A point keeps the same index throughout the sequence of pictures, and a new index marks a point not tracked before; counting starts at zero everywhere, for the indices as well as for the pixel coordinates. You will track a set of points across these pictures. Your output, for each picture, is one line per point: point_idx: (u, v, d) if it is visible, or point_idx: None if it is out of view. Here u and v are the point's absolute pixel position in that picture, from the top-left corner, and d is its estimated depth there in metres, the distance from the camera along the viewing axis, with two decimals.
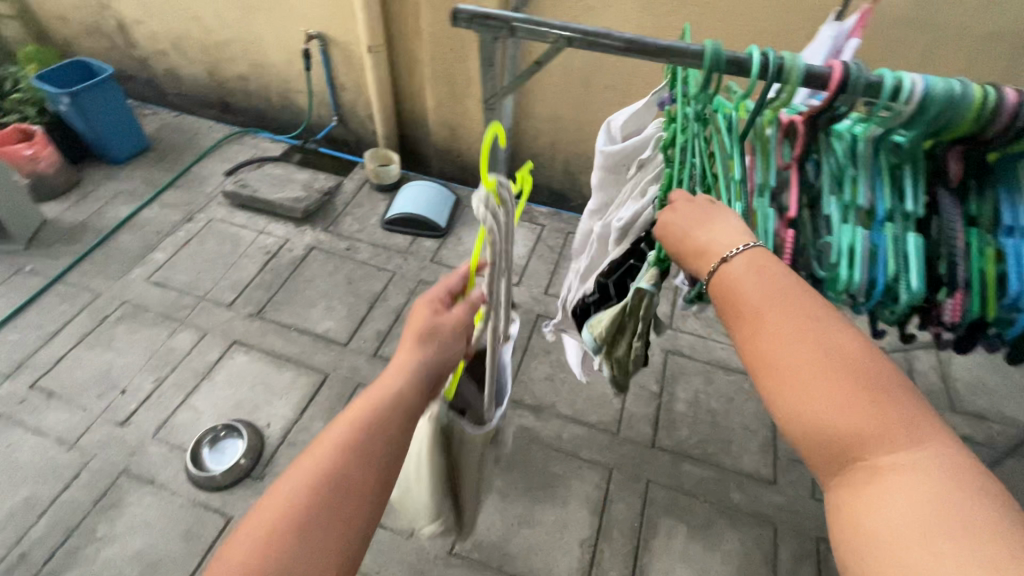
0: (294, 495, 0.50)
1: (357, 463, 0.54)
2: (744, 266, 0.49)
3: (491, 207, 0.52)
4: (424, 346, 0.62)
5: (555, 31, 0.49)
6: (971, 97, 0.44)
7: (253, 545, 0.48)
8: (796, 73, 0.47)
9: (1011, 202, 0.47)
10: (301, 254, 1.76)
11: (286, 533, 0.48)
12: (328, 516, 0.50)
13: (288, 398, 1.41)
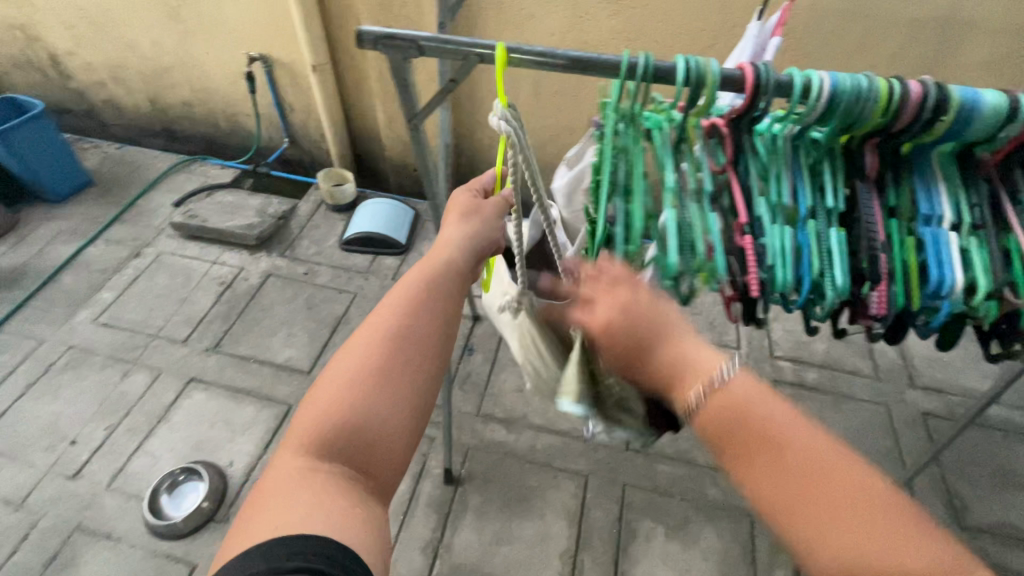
0: (366, 353, 0.57)
1: (417, 324, 0.60)
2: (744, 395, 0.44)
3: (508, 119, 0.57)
4: (467, 223, 0.70)
5: (463, 48, 0.48)
6: (877, 92, 0.45)
7: (333, 398, 0.55)
8: (712, 77, 0.46)
9: (925, 192, 0.48)
10: (257, 282, 1.70)
11: (363, 385, 0.55)
12: (396, 370, 0.57)
13: (251, 433, 1.36)
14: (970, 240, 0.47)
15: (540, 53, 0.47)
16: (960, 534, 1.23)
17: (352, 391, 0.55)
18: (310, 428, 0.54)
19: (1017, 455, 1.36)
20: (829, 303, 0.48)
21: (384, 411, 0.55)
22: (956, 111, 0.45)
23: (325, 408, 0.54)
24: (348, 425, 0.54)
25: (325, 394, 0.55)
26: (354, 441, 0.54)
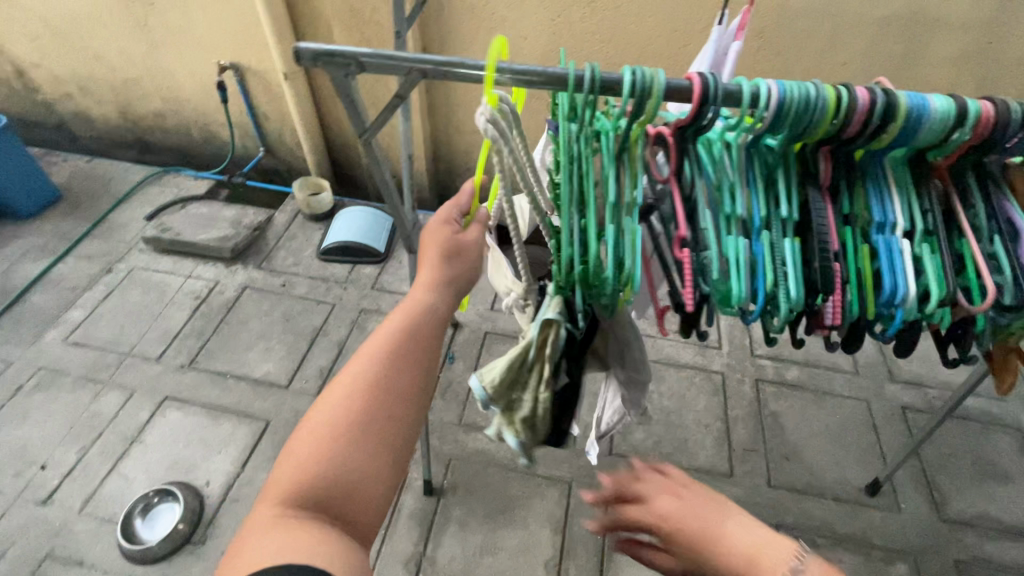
0: (344, 402, 0.57)
1: (397, 368, 0.59)
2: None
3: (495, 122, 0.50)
4: (448, 263, 0.65)
5: (404, 63, 0.47)
6: (825, 100, 0.46)
7: (314, 449, 0.55)
8: (659, 87, 0.46)
9: (878, 200, 0.49)
10: (233, 296, 1.67)
11: (342, 436, 0.55)
12: (375, 419, 0.57)
13: (228, 451, 1.33)
14: (922, 248, 0.48)
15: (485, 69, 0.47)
16: (942, 527, 1.24)
17: (331, 444, 0.55)
18: (291, 482, 0.54)
19: (996, 447, 1.37)
20: (784, 314, 0.48)
21: (362, 461, 0.55)
22: (904, 119, 0.46)
23: (305, 460, 0.54)
24: (328, 478, 0.54)
25: (304, 447, 0.55)
26: (334, 492, 0.54)
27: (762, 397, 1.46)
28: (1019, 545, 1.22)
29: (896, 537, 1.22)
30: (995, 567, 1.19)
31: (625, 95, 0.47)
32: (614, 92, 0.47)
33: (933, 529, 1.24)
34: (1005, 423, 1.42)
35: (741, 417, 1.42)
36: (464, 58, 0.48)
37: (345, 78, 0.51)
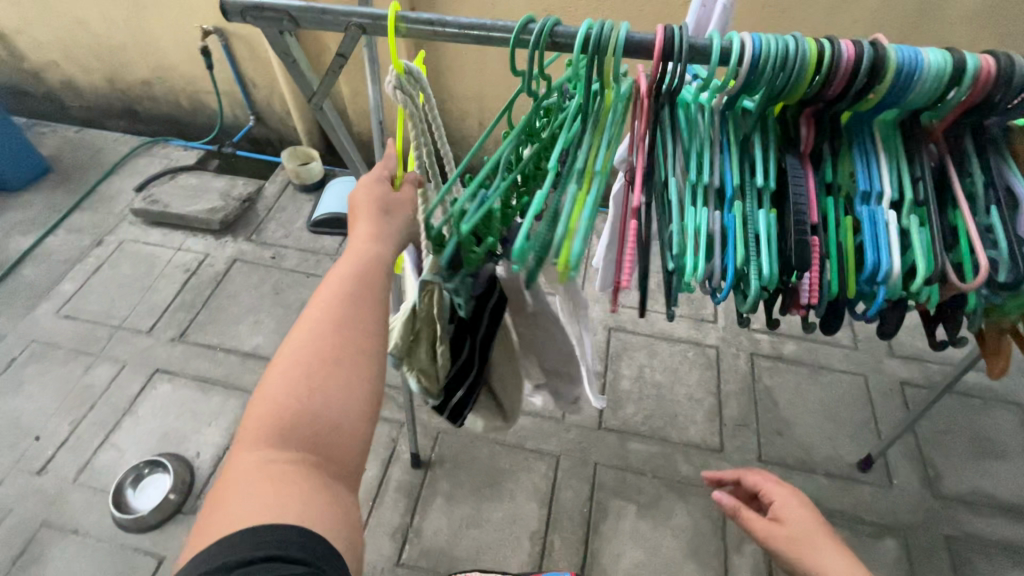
0: (306, 346, 0.47)
1: (366, 297, 0.50)
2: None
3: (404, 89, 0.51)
4: (387, 219, 0.54)
5: (340, 17, 0.45)
6: (807, 54, 0.41)
7: (278, 404, 0.45)
8: (618, 41, 0.42)
9: (864, 167, 0.45)
10: (223, 268, 1.66)
11: (309, 380, 0.46)
12: (344, 355, 0.47)
13: (218, 424, 1.33)
14: (911, 220, 0.44)
15: (428, 21, 0.45)
16: (934, 504, 1.22)
17: (297, 393, 0.45)
18: (266, 415, 0.45)
19: (996, 423, 1.34)
20: (756, 293, 0.43)
21: (336, 400, 0.46)
22: (894, 76, 0.42)
23: (271, 415, 0.45)
24: (306, 413, 0.45)
25: (267, 400, 0.46)
26: (311, 439, 0.45)
27: (756, 371, 1.43)
28: (1011, 521, 1.20)
29: (886, 513, 1.21)
30: (986, 543, 1.18)
31: (577, 51, 0.43)
32: (570, 47, 0.44)
33: (925, 505, 1.22)
34: (1007, 399, 1.38)
35: (734, 392, 1.40)
36: (406, 11, 0.46)
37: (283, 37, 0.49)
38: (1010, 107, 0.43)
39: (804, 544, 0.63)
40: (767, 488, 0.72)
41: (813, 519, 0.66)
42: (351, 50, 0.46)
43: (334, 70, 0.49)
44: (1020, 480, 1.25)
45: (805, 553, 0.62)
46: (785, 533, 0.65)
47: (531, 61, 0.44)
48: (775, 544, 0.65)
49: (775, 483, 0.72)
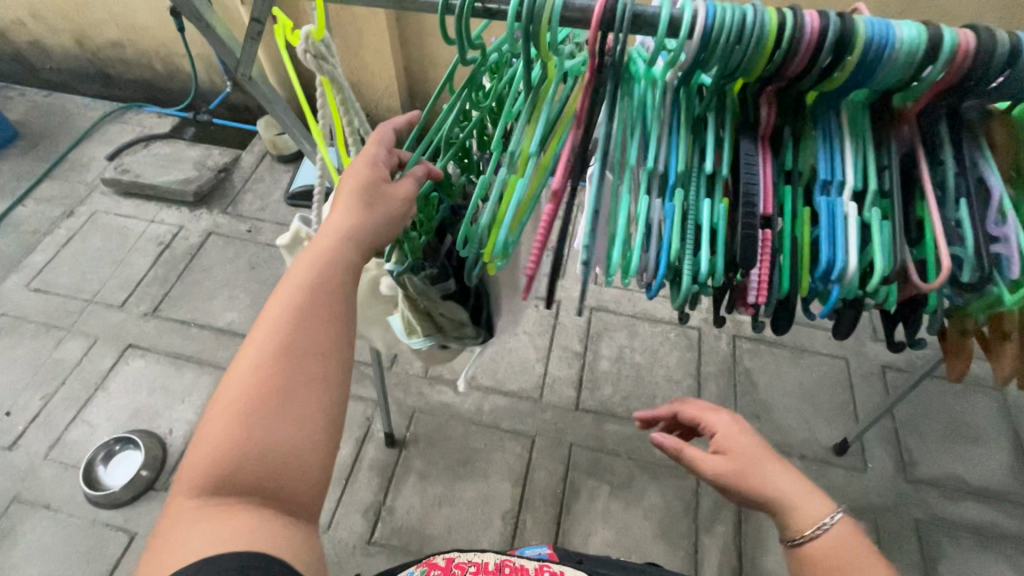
0: (261, 360, 0.42)
1: (317, 315, 0.44)
2: (810, 514, 0.54)
3: (320, 57, 0.49)
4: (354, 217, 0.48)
5: None
6: (765, 27, 0.37)
7: (230, 428, 0.40)
8: (553, 9, 0.38)
9: (826, 153, 0.42)
10: (197, 242, 1.61)
11: (248, 414, 0.41)
12: (307, 375, 0.43)
13: (191, 400, 1.32)
14: (872, 213, 0.40)
15: None
16: (906, 487, 1.23)
17: (252, 418, 0.41)
18: (207, 457, 0.40)
19: (974, 409, 1.33)
20: (692, 288, 0.41)
21: (299, 424, 0.42)
22: (862, 53, 0.38)
23: (222, 441, 0.40)
24: (247, 449, 0.40)
25: (218, 422, 0.41)
26: (259, 478, 0.40)
27: (737, 353, 1.41)
28: (981, 506, 1.21)
29: (858, 496, 1.21)
30: (955, 527, 1.18)
31: (512, 21, 0.39)
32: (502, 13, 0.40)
33: (897, 488, 1.23)
34: (988, 385, 1.37)
35: (714, 373, 1.38)
36: None
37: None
38: (992, 87, 0.39)
39: (763, 474, 0.58)
40: (708, 421, 0.65)
41: (764, 445, 0.61)
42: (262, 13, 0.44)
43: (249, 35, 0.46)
44: (993, 466, 1.25)
45: (765, 485, 0.57)
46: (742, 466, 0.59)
47: (459, 29, 0.41)
48: (726, 482, 0.59)
49: (715, 415, 0.66)
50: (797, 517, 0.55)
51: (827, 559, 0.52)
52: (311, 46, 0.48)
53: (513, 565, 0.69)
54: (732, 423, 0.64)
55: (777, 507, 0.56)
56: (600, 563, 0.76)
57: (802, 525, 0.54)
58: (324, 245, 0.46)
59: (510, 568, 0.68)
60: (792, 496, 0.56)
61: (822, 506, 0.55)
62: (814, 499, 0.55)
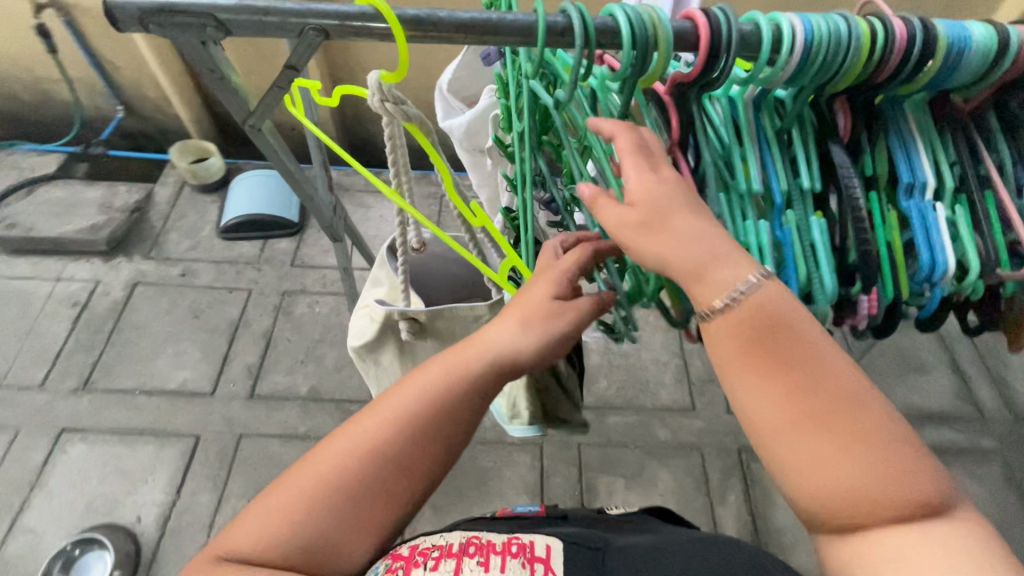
0: (381, 440, 0.45)
1: (435, 429, 0.47)
2: (723, 280, 0.36)
3: (398, 102, 0.44)
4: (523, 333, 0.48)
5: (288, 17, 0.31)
6: (860, 38, 0.36)
7: (326, 489, 0.44)
8: (666, 33, 0.34)
9: (904, 156, 0.42)
10: (122, 296, 1.41)
11: (346, 483, 0.44)
12: (387, 496, 0.46)
13: (156, 479, 1.16)
14: (956, 210, 0.42)
15: (415, 18, 0.32)
16: None
17: (331, 496, 0.44)
18: (302, 493, 0.44)
19: (918, 343, 1.48)
20: (824, 310, 0.40)
21: (354, 525, 0.45)
22: (945, 56, 0.38)
23: (317, 483, 0.44)
24: (328, 509, 0.44)
25: (318, 470, 0.45)
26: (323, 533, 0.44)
27: None
28: (938, 428, 1.34)
29: None
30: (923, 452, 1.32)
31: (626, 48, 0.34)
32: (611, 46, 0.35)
33: None
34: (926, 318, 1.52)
35: (696, 348, 1.44)
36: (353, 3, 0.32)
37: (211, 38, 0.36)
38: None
39: (656, 236, 0.38)
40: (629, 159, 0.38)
41: (673, 190, 0.38)
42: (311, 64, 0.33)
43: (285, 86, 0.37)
44: (940, 392, 1.40)
45: (669, 265, 0.37)
46: (629, 224, 0.38)
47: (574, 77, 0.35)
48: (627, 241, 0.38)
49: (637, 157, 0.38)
50: (701, 289, 0.37)
51: (756, 331, 0.35)
52: (386, 91, 0.43)
53: (480, 542, 0.50)
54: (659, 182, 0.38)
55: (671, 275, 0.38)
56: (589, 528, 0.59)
57: (710, 294, 0.36)
58: (472, 358, 0.48)
59: (477, 547, 0.49)
60: (690, 265, 0.37)
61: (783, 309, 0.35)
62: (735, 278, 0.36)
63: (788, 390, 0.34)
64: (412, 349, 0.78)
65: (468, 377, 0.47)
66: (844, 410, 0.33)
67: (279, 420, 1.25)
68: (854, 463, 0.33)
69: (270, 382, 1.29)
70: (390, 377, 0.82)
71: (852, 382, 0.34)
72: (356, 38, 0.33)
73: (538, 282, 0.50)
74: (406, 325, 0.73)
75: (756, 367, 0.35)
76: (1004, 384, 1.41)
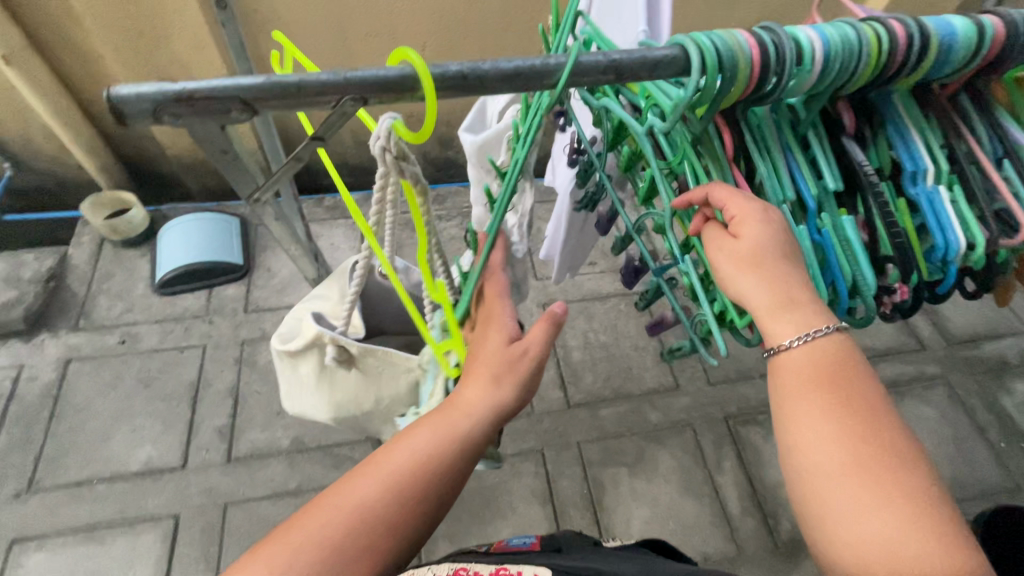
0: (373, 501, 0.45)
1: (422, 489, 0.47)
2: (802, 320, 0.41)
3: (396, 149, 0.44)
4: (497, 386, 0.50)
5: (333, 87, 0.33)
6: (868, 45, 0.38)
7: (310, 551, 0.43)
8: (745, 58, 0.37)
9: (904, 145, 0.45)
10: (54, 377, 1.25)
11: (331, 545, 0.43)
12: (373, 555, 0.45)
13: (138, 573, 1.05)
14: (954, 190, 0.45)
15: (457, 74, 0.35)
16: None
17: (314, 557, 0.43)
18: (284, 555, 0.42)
19: None
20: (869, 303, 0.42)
21: None
22: (937, 49, 0.40)
23: (300, 542, 0.43)
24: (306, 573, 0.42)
25: (305, 529, 0.44)
26: None
27: None
28: (892, 363, 1.43)
29: None
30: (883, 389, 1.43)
31: (713, 75, 0.36)
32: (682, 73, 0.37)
33: None
34: None
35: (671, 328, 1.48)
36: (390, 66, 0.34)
37: (222, 130, 0.38)
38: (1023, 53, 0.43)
39: (749, 270, 0.41)
40: (732, 214, 0.41)
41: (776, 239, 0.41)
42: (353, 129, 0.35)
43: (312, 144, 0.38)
44: (887, 329, 1.50)
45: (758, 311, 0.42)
46: (732, 254, 0.42)
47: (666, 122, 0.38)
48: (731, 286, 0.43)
49: (745, 214, 0.41)
50: (780, 327, 0.41)
51: (827, 368, 0.40)
52: (393, 142, 0.43)
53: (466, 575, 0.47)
54: (766, 243, 0.41)
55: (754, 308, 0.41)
56: (583, 554, 0.54)
57: (779, 335, 0.41)
58: (466, 419, 0.49)
59: None
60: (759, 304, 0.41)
61: (856, 375, 0.40)
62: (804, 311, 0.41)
63: (846, 428, 0.38)
64: (332, 376, 0.71)
65: (456, 442, 0.48)
66: (896, 462, 0.37)
67: (265, 480, 1.16)
68: (888, 509, 0.36)
69: (246, 442, 1.20)
70: (301, 387, 0.74)
71: (915, 458, 0.37)
72: (397, 98, 0.35)
73: (491, 332, 0.52)
74: (333, 351, 0.67)
75: (818, 398, 0.39)
76: (940, 312, 1.52)
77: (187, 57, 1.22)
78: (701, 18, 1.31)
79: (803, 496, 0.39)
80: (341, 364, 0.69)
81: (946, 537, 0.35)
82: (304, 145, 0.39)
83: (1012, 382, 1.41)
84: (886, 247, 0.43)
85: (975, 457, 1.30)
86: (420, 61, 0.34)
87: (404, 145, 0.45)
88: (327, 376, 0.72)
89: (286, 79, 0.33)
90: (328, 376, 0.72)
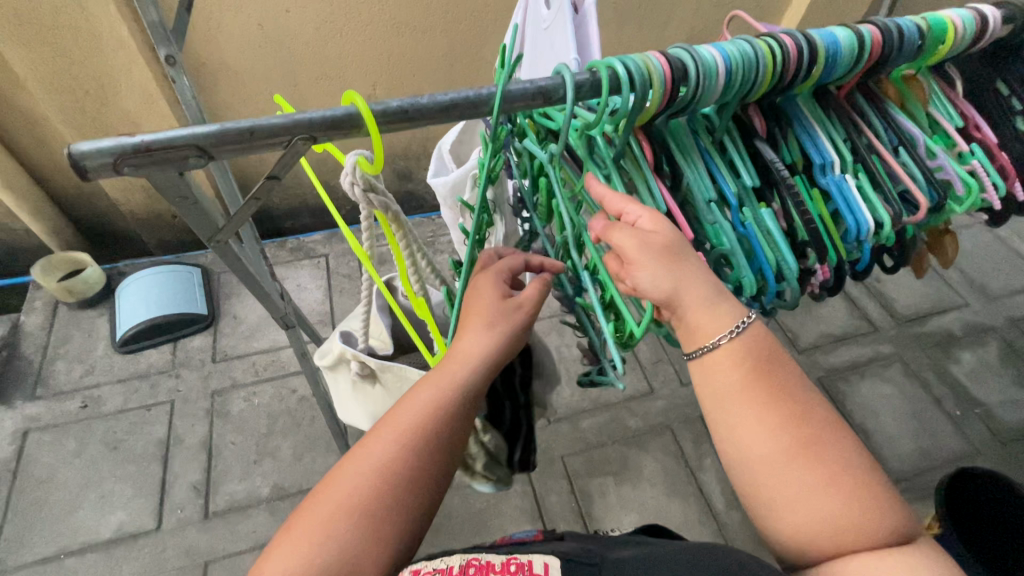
0: (392, 460, 0.45)
1: (434, 443, 0.47)
2: (715, 324, 0.44)
3: (365, 181, 0.47)
4: (492, 332, 0.52)
5: (283, 130, 0.36)
6: (763, 56, 0.43)
7: (344, 513, 0.43)
8: (655, 75, 0.41)
9: (811, 141, 0.50)
10: (12, 452, 1.20)
11: (361, 506, 0.43)
12: (405, 513, 0.45)
13: None
14: (859, 176, 0.50)
15: (399, 108, 0.38)
16: (801, 358, 1.50)
17: (348, 519, 0.43)
18: (319, 520, 0.42)
19: None
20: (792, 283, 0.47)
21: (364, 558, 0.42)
22: (824, 58, 0.46)
23: (332, 509, 0.43)
24: (344, 543, 0.42)
25: (334, 496, 0.44)
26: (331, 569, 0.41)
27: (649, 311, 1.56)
28: (849, 347, 1.51)
29: None
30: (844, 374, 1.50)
31: (627, 90, 0.40)
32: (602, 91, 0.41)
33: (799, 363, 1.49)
34: None
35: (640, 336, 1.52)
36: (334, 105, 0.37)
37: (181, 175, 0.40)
38: (896, 55, 0.49)
39: (659, 263, 0.43)
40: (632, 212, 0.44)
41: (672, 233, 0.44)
42: (303, 167, 0.37)
43: (268, 183, 0.41)
44: (840, 315, 1.59)
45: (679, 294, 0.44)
46: (636, 247, 0.43)
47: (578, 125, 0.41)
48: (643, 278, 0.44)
49: (641, 212, 0.44)
50: (700, 332, 0.44)
51: (750, 365, 0.43)
52: (359, 177, 0.46)
53: (479, 562, 0.44)
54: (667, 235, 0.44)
55: (683, 303, 0.44)
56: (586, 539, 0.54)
57: (704, 335, 0.44)
58: (466, 366, 0.50)
59: (478, 568, 0.44)
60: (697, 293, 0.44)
61: (785, 369, 0.44)
62: (726, 296, 0.44)
63: (785, 417, 0.42)
64: (364, 390, 0.75)
65: (458, 392, 0.49)
66: (832, 444, 0.41)
67: (246, 532, 1.12)
68: (834, 492, 0.40)
69: (224, 495, 1.16)
70: (343, 397, 0.79)
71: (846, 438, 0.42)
72: (344, 135, 0.38)
73: (484, 289, 0.54)
74: (356, 366, 0.70)
75: (759, 392, 0.42)
76: (886, 294, 1.62)
77: (139, 114, 1.23)
78: (634, 42, 1.40)
79: (753, 490, 0.43)
80: (363, 377, 0.72)
81: (884, 505, 0.40)
82: (261, 185, 0.41)
83: (959, 352, 1.50)
84: (803, 234, 0.48)
85: (936, 427, 1.37)
86: (363, 102, 0.37)
87: (371, 177, 0.47)
88: (360, 388, 0.75)
89: (238, 126, 0.35)
90: (359, 389, 0.75)
